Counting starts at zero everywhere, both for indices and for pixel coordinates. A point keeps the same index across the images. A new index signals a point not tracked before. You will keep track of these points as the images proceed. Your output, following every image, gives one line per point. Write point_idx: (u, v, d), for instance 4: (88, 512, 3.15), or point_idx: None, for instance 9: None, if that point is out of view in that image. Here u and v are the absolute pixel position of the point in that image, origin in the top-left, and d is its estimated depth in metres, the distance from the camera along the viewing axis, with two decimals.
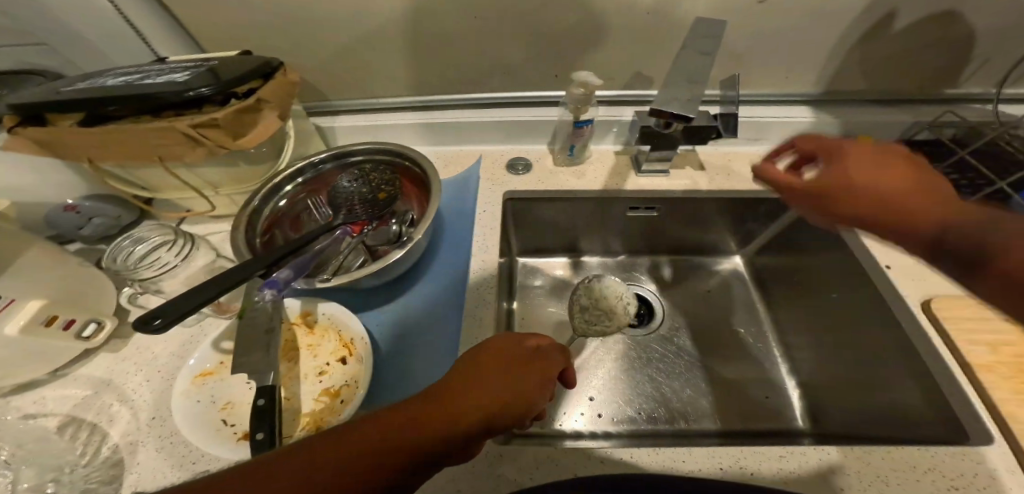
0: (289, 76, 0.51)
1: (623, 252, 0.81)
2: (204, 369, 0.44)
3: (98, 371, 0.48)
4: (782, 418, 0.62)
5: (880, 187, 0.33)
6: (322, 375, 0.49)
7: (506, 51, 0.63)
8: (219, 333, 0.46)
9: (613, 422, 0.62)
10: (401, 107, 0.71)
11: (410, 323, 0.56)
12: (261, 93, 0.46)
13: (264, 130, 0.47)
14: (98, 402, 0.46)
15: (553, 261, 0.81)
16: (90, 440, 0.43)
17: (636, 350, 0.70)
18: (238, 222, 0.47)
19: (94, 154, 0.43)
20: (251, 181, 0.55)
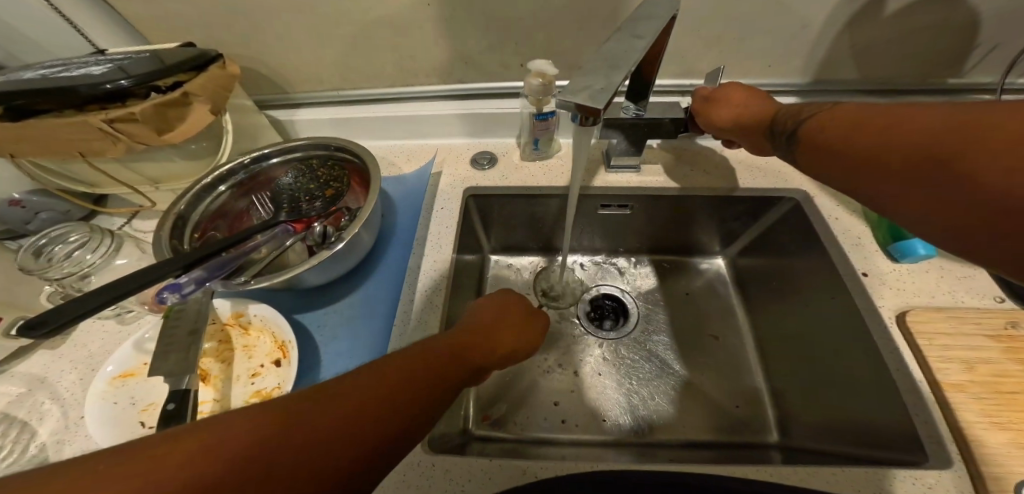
0: (229, 69, 0.47)
1: (601, 252, 0.77)
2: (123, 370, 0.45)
3: (34, 369, 0.49)
4: (751, 429, 0.58)
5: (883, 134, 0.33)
6: (256, 377, 0.48)
7: (466, 41, 0.60)
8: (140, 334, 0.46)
9: (581, 429, 0.59)
10: (366, 99, 0.69)
11: (356, 324, 0.54)
12: (187, 87, 0.43)
13: (192, 126, 0.45)
14: (30, 400, 0.47)
15: (525, 261, 0.76)
16: (18, 438, 0.44)
17: (608, 354, 0.66)
18: (165, 222, 0.46)
19: (11, 150, 0.42)
20: (191, 175, 0.53)
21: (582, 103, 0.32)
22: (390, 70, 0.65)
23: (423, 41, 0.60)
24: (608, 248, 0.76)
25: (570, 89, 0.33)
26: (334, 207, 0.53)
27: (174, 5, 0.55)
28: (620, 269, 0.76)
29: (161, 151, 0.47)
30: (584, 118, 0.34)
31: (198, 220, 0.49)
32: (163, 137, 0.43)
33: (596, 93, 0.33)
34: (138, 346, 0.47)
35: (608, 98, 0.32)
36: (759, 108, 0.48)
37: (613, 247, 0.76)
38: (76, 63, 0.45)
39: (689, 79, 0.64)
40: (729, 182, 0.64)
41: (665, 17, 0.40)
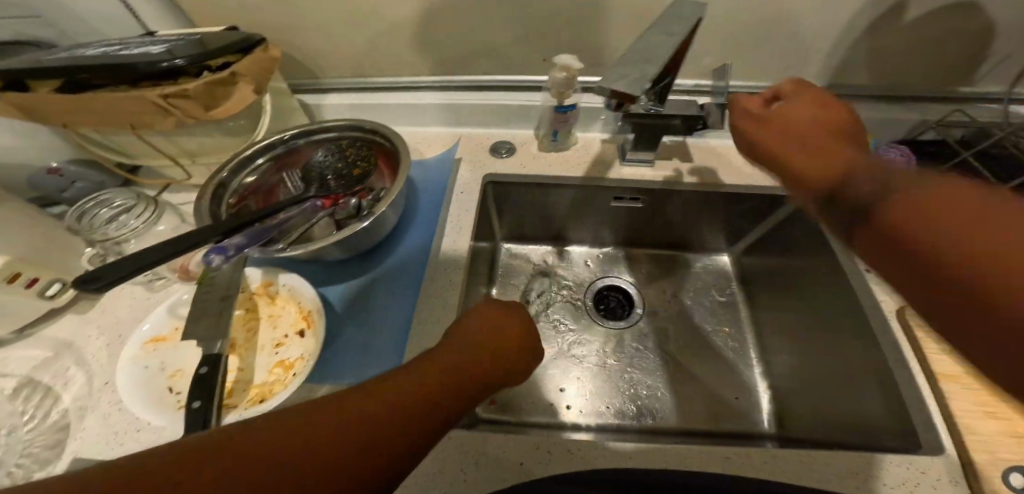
0: (271, 52, 0.50)
1: (608, 245, 0.79)
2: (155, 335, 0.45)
3: (60, 334, 0.49)
4: (748, 420, 0.61)
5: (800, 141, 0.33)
6: (279, 347, 0.50)
7: (492, 32, 0.62)
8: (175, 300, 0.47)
9: (585, 415, 0.61)
10: (391, 87, 0.71)
11: (374, 300, 0.57)
12: (235, 68, 0.45)
13: (238, 104, 0.47)
14: (56, 365, 0.47)
15: (535, 249, 0.80)
16: (43, 402, 0.44)
17: (612, 343, 0.69)
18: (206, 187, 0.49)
19: (69, 120, 0.44)
20: (227, 150, 0.55)
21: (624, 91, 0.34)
22: (417, 58, 0.67)
23: (451, 30, 0.62)
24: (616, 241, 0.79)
25: (612, 76, 0.36)
26: (360, 186, 0.56)
27: None
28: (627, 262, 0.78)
29: (203, 127, 0.50)
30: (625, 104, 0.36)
31: (236, 188, 0.52)
32: (211, 113, 0.46)
33: (634, 83, 0.35)
34: (171, 312, 0.47)
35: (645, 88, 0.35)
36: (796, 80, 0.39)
37: (621, 240, 0.78)
38: (131, 41, 0.47)
39: (706, 78, 0.66)
40: (740, 180, 0.66)
41: (692, 16, 0.42)
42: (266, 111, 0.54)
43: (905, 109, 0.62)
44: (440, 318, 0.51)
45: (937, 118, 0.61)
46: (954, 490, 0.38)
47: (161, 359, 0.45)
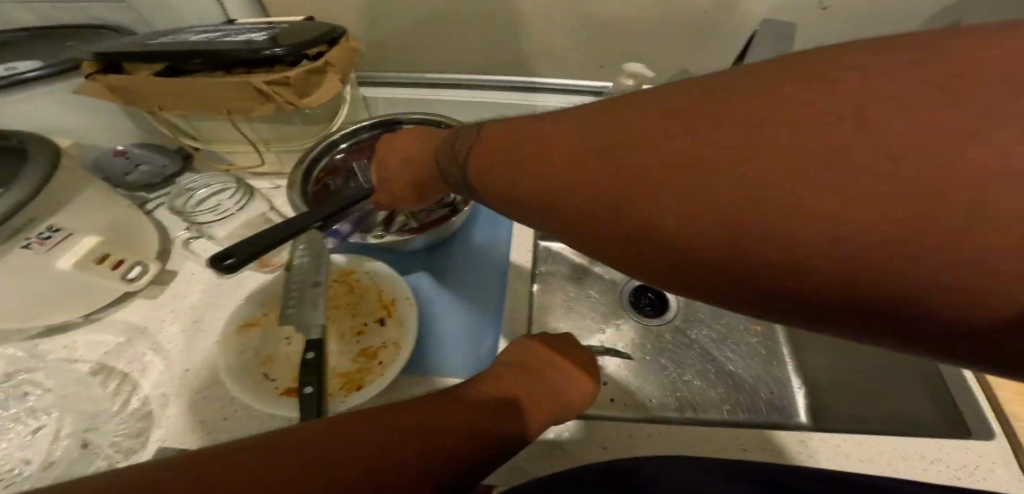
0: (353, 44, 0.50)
1: None
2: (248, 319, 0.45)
3: (132, 319, 0.47)
4: (785, 413, 0.65)
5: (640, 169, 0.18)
6: (359, 334, 0.50)
7: (555, 34, 0.64)
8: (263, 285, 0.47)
9: (628, 407, 0.64)
10: (448, 83, 0.71)
11: (438, 293, 0.56)
12: (329, 56, 0.45)
13: (327, 93, 0.47)
14: (130, 351, 0.45)
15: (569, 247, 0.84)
16: (121, 388, 0.42)
17: (648, 340, 0.73)
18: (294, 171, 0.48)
19: (166, 104, 0.44)
20: (300, 140, 0.55)
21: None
22: (478, 55, 0.68)
23: (514, 29, 0.64)
24: None
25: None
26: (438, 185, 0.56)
27: None
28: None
29: (286, 116, 0.50)
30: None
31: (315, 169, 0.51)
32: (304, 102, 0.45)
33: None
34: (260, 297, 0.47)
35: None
36: None
37: None
38: (226, 31, 0.48)
39: None
40: None
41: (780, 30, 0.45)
42: (345, 102, 0.54)
43: None
44: (513, 309, 0.51)
45: None
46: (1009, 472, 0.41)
47: (252, 345, 0.44)
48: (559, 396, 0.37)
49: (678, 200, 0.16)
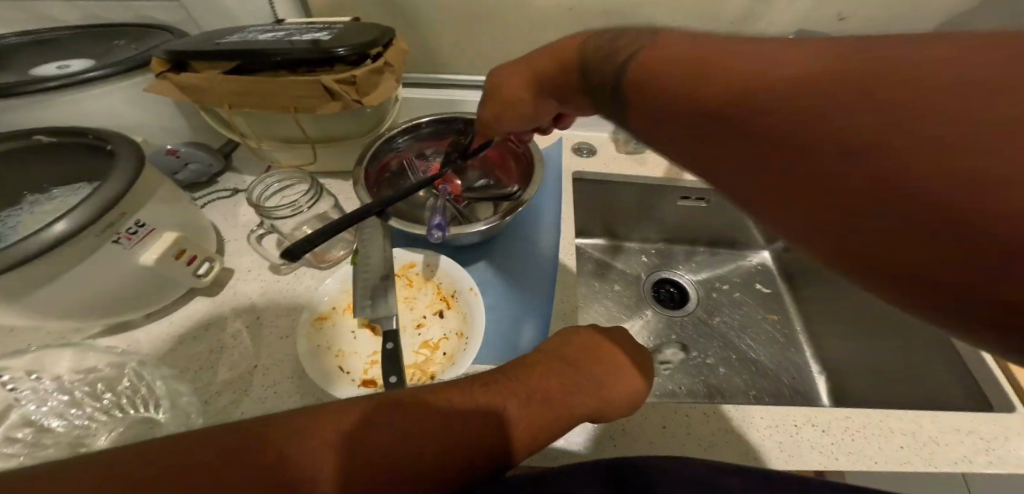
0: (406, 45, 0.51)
1: (661, 241, 0.88)
2: (321, 313, 0.45)
3: (202, 316, 0.48)
4: (807, 397, 0.70)
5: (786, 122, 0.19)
6: (420, 327, 0.51)
7: (587, 40, 0.67)
8: (333, 281, 0.47)
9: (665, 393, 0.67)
10: (481, 84, 0.73)
11: (490, 282, 0.58)
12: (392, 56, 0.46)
13: (386, 92, 0.48)
14: (199, 346, 0.46)
15: (592, 241, 0.87)
16: (199, 382, 0.43)
17: (675, 327, 0.78)
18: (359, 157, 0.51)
19: (234, 102, 0.44)
20: (352, 139, 0.56)
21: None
22: (513, 60, 0.71)
23: (548, 35, 0.67)
24: (670, 238, 0.87)
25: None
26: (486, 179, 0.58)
27: None
28: (680, 261, 0.87)
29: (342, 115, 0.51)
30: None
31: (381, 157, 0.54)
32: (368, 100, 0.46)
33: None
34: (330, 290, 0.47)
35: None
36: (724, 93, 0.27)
37: (677, 236, 0.87)
38: (288, 31, 0.49)
39: None
40: None
41: None
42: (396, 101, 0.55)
43: None
44: (565, 300, 0.53)
45: None
46: None
47: (325, 339, 0.45)
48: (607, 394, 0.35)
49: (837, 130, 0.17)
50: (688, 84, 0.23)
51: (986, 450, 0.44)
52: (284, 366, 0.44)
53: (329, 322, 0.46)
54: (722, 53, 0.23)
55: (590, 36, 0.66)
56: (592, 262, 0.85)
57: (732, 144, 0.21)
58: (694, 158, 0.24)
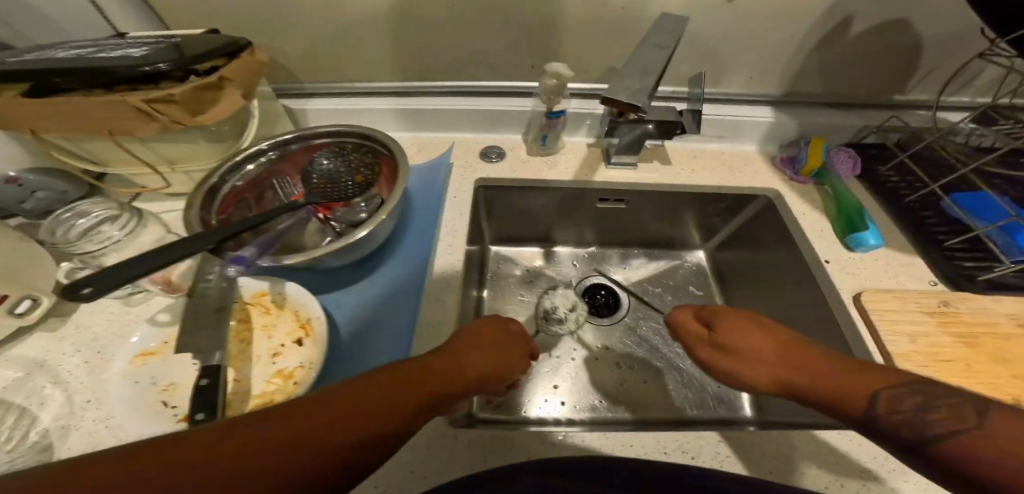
0: (259, 57, 0.48)
1: (595, 244, 0.83)
2: (143, 350, 0.47)
3: (30, 353, 0.48)
4: (729, 406, 0.66)
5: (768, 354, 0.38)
6: (277, 356, 0.51)
7: (482, 39, 0.65)
8: (156, 316, 0.49)
9: (580, 408, 0.63)
10: (378, 92, 0.72)
11: (365, 301, 0.58)
12: (223, 72, 0.44)
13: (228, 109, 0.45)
14: (28, 386, 0.46)
15: (523, 250, 0.83)
16: (19, 421, 0.43)
17: (606, 340, 0.72)
18: (195, 196, 0.48)
19: (40, 126, 0.42)
20: (208, 159, 0.53)
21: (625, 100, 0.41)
22: (404, 63, 0.68)
23: (440, 33, 0.64)
24: (603, 240, 0.82)
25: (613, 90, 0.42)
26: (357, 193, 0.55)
27: None
28: (613, 264, 0.82)
29: (187, 133, 0.48)
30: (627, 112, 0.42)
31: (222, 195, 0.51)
32: (196, 120, 0.44)
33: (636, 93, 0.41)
34: (153, 326, 0.49)
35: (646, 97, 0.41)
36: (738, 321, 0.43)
37: (610, 239, 0.82)
38: (112, 46, 0.46)
39: (681, 85, 0.71)
40: (713, 182, 0.70)
41: (677, 29, 0.45)
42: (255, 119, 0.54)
43: (851, 116, 0.70)
44: (436, 318, 0.52)
45: (877, 124, 0.69)
46: None
47: (152, 375, 0.46)
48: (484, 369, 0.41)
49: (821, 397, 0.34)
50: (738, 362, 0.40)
51: (859, 473, 0.41)
52: (109, 404, 0.44)
53: (155, 357, 0.48)
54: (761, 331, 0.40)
55: (474, 33, 0.64)
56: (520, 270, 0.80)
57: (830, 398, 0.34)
58: (791, 379, 0.36)
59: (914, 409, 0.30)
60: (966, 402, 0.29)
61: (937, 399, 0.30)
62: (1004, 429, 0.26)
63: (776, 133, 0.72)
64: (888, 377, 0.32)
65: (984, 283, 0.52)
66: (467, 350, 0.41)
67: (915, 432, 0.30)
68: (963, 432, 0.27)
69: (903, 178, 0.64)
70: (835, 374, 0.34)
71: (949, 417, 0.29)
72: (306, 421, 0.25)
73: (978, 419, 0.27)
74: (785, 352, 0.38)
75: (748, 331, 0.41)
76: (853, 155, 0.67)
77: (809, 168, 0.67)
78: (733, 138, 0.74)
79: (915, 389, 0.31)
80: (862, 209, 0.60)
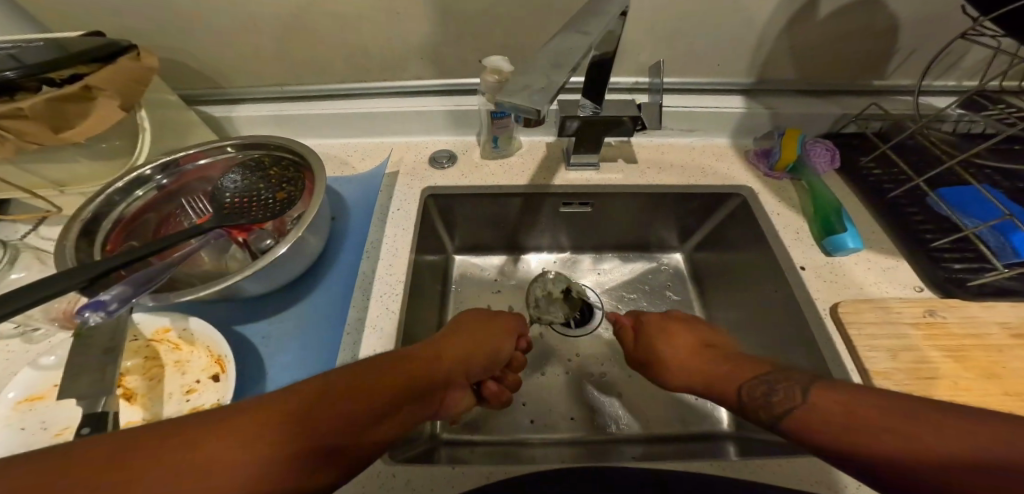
0: (138, 62, 0.49)
1: (568, 247, 0.73)
2: (29, 395, 0.45)
3: None
4: (702, 419, 0.59)
5: (701, 367, 0.42)
6: (190, 393, 0.49)
7: (420, 34, 0.60)
8: (39, 360, 0.47)
9: (545, 427, 0.57)
10: (317, 95, 0.68)
11: (300, 323, 0.54)
12: (87, 80, 0.44)
13: (100, 122, 0.46)
14: None
15: (490, 261, 0.73)
16: None
17: (576, 355, 0.64)
18: (68, 234, 0.46)
19: None
20: (98, 179, 0.54)
21: (519, 106, 0.29)
22: (339, 62, 0.64)
23: (375, 31, 0.59)
24: (577, 242, 0.73)
25: (508, 90, 0.30)
26: (277, 211, 0.52)
27: None
28: (585, 268, 0.73)
29: (65, 151, 0.49)
30: (525, 122, 0.31)
31: (109, 230, 0.49)
32: (62, 133, 0.44)
33: (536, 94, 0.30)
34: (38, 370, 0.47)
35: (548, 99, 0.30)
36: (682, 334, 0.47)
37: (583, 242, 0.73)
38: None
39: (642, 76, 0.65)
40: (681, 181, 0.64)
41: (610, 11, 0.40)
42: (144, 130, 0.54)
43: (827, 104, 0.65)
44: (377, 349, 0.48)
45: (857, 112, 0.64)
46: None
47: (41, 420, 0.45)
48: (468, 358, 0.46)
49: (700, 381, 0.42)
50: (680, 352, 0.45)
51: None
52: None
53: (43, 401, 0.46)
54: (695, 340, 0.45)
55: (409, 26, 0.59)
56: (480, 279, 0.71)
57: (728, 393, 0.38)
58: (702, 373, 0.41)
59: (765, 396, 0.35)
60: (795, 385, 0.34)
61: (778, 383, 0.35)
62: (819, 401, 0.32)
63: (747, 124, 0.66)
64: (752, 371, 0.38)
65: (974, 289, 0.47)
66: (453, 340, 0.46)
67: (767, 414, 0.34)
68: (795, 411, 0.32)
69: (885, 170, 0.60)
70: (729, 364, 0.40)
71: (784, 399, 0.33)
72: (317, 405, 0.30)
73: (804, 398, 0.32)
74: (696, 351, 0.44)
75: (674, 332, 0.48)
76: (830, 146, 0.62)
77: (784, 162, 0.61)
78: (703, 131, 0.68)
79: (764, 379, 0.36)
80: (839, 207, 0.55)
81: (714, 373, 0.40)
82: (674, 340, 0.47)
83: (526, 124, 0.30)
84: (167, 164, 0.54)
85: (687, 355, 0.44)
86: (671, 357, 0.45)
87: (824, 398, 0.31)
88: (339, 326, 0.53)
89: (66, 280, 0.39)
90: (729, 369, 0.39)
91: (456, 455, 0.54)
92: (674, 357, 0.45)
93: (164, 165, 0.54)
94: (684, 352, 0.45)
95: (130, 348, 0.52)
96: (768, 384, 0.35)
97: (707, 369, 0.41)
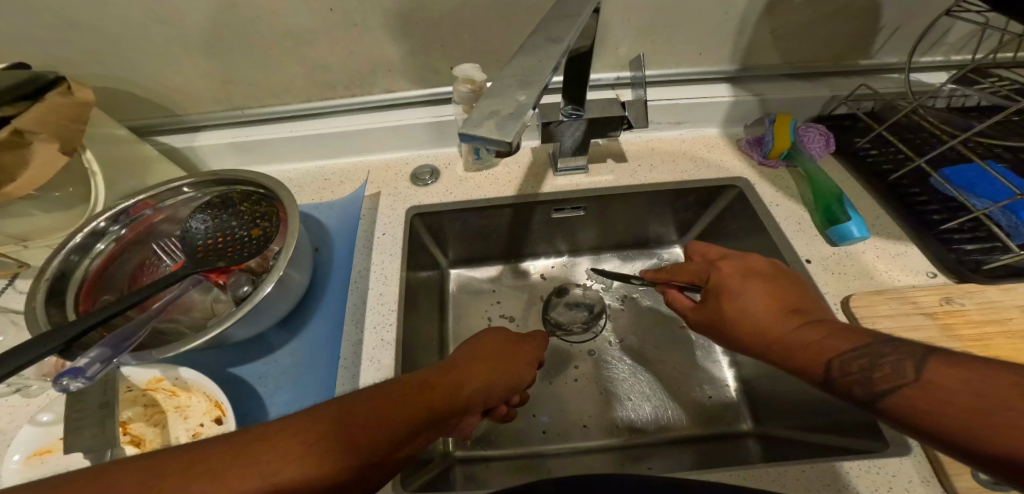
0: (73, 97, 0.46)
1: (566, 252, 0.70)
2: (37, 449, 0.43)
3: None
4: (721, 420, 0.56)
5: (767, 329, 0.35)
6: (195, 437, 0.46)
7: (384, 46, 0.57)
8: (37, 412, 0.44)
9: (561, 437, 0.55)
10: (286, 118, 0.65)
11: (293, 361, 0.51)
12: (17, 124, 0.41)
13: (44, 169, 0.43)
14: None
15: (486, 272, 0.70)
16: None
17: (587, 363, 0.61)
18: (35, 300, 0.43)
19: None
20: (61, 229, 0.52)
21: (485, 137, 0.26)
22: (304, 81, 0.61)
23: (338, 47, 0.56)
24: (574, 247, 0.70)
25: (472, 119, 0.27)
26: (258, 247, 0.50)
27: (39, 22, 0.51)
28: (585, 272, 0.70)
29: (16, 204, 0.46)
30: (495, 153, 0.27)
31: (76, 290, 0.46)
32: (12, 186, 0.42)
33: (503, 120, 0.27)
34: (40, 426, 0.44)
35: (517, 126, 0.26)
36: (770, 282, 0.38)
37: (579, 246, 0.69)
38: None
39: (623, 70, 0.62)
40: (672, 177, 0.62)
41: (576, 13, 0.37)
42: (95, 173, 0.51)
43: (816, 86, 0.62)
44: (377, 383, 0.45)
45: (847, 93, 0.62)
46: (926, 488, 0.38)
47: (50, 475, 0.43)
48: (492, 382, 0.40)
49: (765, 343, 0.35)
50: (763, 300, 0.37)
51: None
52: None
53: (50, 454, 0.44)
54: (797, 289, 0.38)
55: (372, 39, 0.56)
56: (477, 292, 0.67)
57: (798, 360, 0.33)
58: (772, 341, 0.35)
59: (861, 372, 0.29)
60: (907, 358, 0.28)
61: (880, 357, 0.29)
62: (937, 378, 0.26)
63: (738, 113, 0.64)
64: (846, 342, 0.31)
65: (988, 272, 0.46)
66: (470, 361, 0.40)
67: (864, 390, 0.29)
68: (901, 389, 0.27)
69: (882, 149, 0.59)
70: (819, 336, 0.33)
71: (890, 375, 0.28)
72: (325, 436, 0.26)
73: (916, 376, 0.27)
74: (779, 313, 0.36)
75: (767, 272, 0.39)
76: (824, 130, 0.60)
77: (778, 150, 0.59)
78: (691, 122, 0.66)
79: (860, 352, 0.30)
80: (840, 194, 0.54)
81: (784, 343, 0.34)
82: (750, 284, 0.38)
83: (496, 156, 0.27)
84: (120, 213, 0.50)
85: (761, 306, 0.36)
86: (747, 303, 0.37)
87: (948, 376, 0.26)
88: (332, 359, 0.50)
89: (38, 348, 0.36)
90: (810, 336, 0.33)
91: (471, 474, 0.52)
92: (749, 308, 0.37)
93: (122, 212, 0.50)
94: (762, 306, 0.36)
95: (126, 398, 0.49)
96: (845, 359, 0.30)
97: (778, 339, 0.34)
